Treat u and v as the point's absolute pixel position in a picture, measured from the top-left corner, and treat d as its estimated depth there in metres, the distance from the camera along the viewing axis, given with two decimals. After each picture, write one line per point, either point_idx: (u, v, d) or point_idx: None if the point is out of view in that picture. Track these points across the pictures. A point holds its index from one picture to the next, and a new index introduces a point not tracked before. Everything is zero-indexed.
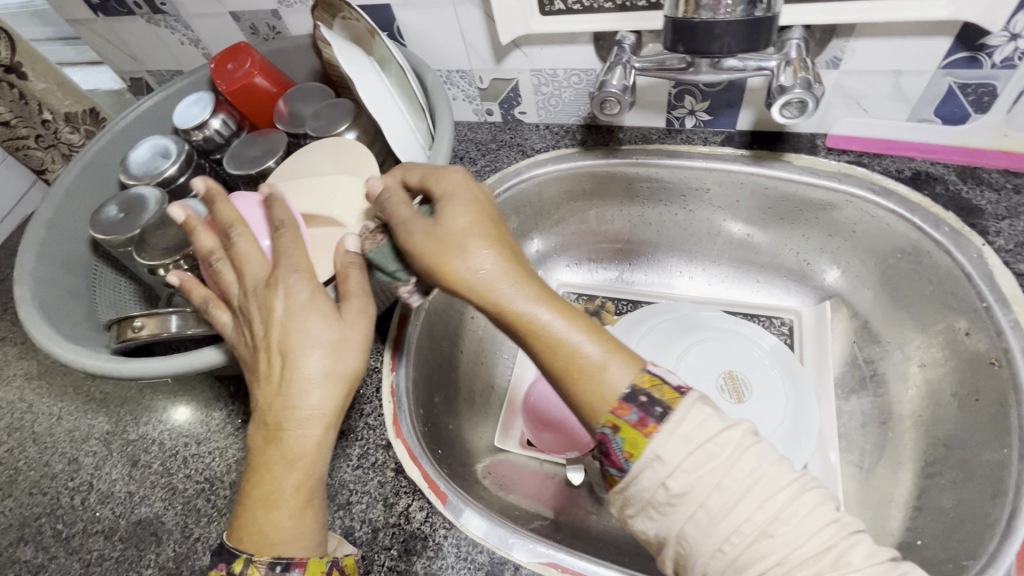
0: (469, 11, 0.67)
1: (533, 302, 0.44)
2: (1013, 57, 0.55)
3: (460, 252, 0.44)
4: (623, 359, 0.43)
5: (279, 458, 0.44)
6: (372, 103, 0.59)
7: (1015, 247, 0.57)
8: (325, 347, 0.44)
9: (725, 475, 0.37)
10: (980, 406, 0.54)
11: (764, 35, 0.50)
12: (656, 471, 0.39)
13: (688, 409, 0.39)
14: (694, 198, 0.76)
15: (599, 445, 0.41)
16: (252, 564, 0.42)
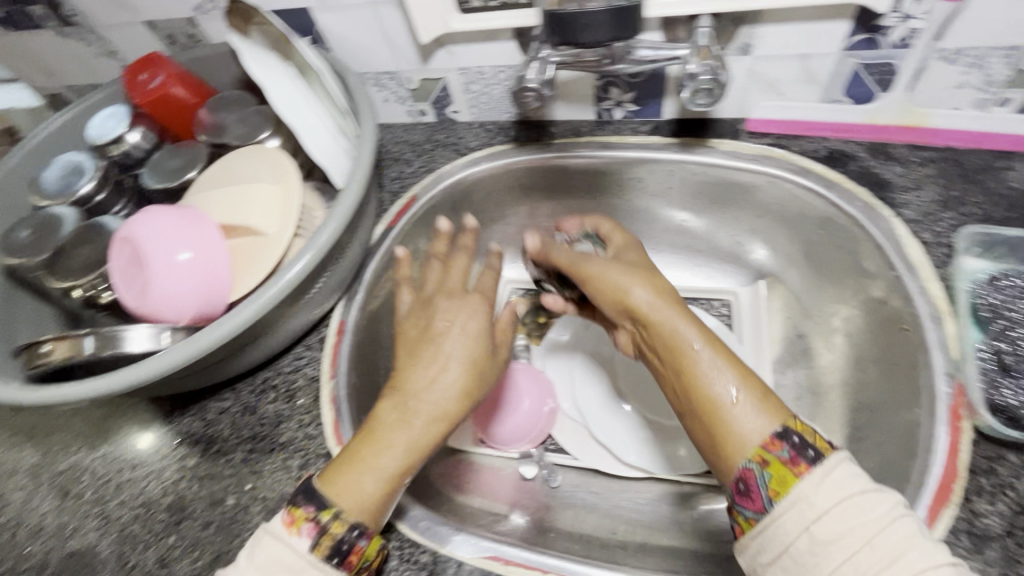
0: (388, 13, 0.67)
1: (699, 341, 0.49)
2: (907, 38, 0.58)
3: (631, 283, 0.55)
4: (770, 409, 0.44)
5: (405, 432, 0.50)
6: (289, 115, 0.58)
7: (922, 217, 0.60)
8: (467, 347, 0.54)
9: (880, 532, 0.37)
10: (897, 370, 0.56)
11: (632, 24, 0.54)
12: (806, 513, 0.39)
13: (838, 461, 0.40)
14: (630, 188, 0.77)
15: (741, 481, 0.42)
16: (338, 518, 0.45)
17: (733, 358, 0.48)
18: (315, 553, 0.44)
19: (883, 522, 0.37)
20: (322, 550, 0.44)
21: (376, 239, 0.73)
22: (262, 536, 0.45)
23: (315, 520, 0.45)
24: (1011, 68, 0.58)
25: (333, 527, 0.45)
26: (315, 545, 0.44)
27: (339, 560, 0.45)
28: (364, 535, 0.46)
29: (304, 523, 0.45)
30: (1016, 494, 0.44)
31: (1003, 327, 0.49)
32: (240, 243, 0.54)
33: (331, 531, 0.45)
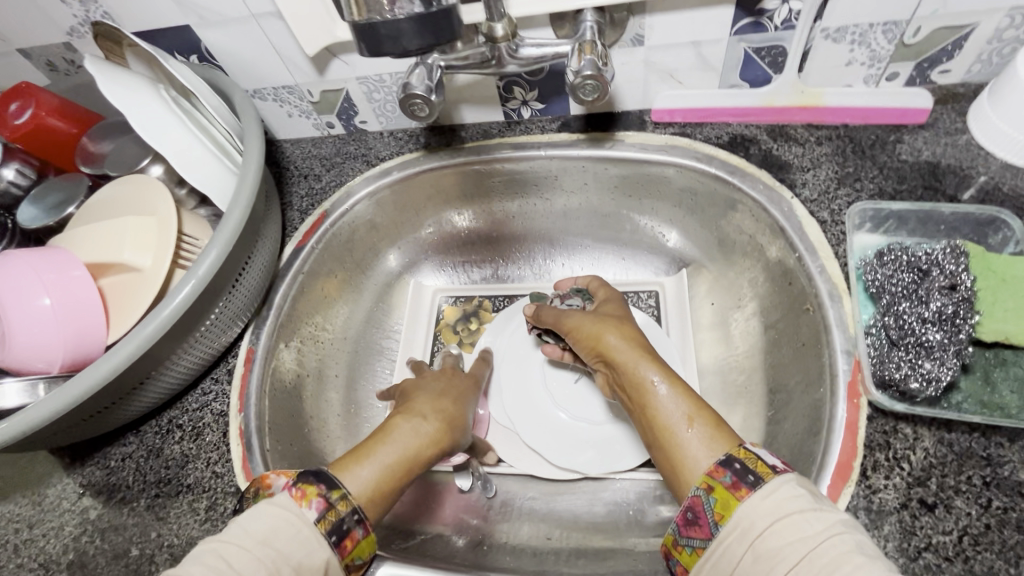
0: (270, 26, 0.63)
1: (660, 378, 0.51)
2: (790, 19, 0.57)
3: (605, 326, 0.58)
4: (721, 438, 0.46)
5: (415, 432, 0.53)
6: (163, 140, 0.56)
7: (819, 196, 0.60)
8: (451, 397, 0.61)
9: (813, 549, 0.37)
10: (805, 350, 0.57)
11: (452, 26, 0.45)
12: (747, 535, 0.39)
13: (781, 484, 0.40)
14: (548, 187, 0.76)
15: (689, 509, 0.43)
16: (345, 497, 0.45)
17: (691, 392, 0.50)
18: (319, 526, 0.43)
19: (821, 536, 0.37)
20: (325, 525, 0.44)
21: (285, 261, 0.70)
22: (268, 506, 0.43)
23: (325, 496, 0.44)
24: (891, 42, 0.59)
25: (339, 505, 0.45)
26: (320, 518, 0.44)
27: (337, 541, 0.44)
28: (362, 523, 0.46)
29: (314, 497, 0.44)
30: (909, 466, 0.45)
31: (890, 301, 0.49)
32: (123, 282, 0.53)
33: (337, 509, 0.44)
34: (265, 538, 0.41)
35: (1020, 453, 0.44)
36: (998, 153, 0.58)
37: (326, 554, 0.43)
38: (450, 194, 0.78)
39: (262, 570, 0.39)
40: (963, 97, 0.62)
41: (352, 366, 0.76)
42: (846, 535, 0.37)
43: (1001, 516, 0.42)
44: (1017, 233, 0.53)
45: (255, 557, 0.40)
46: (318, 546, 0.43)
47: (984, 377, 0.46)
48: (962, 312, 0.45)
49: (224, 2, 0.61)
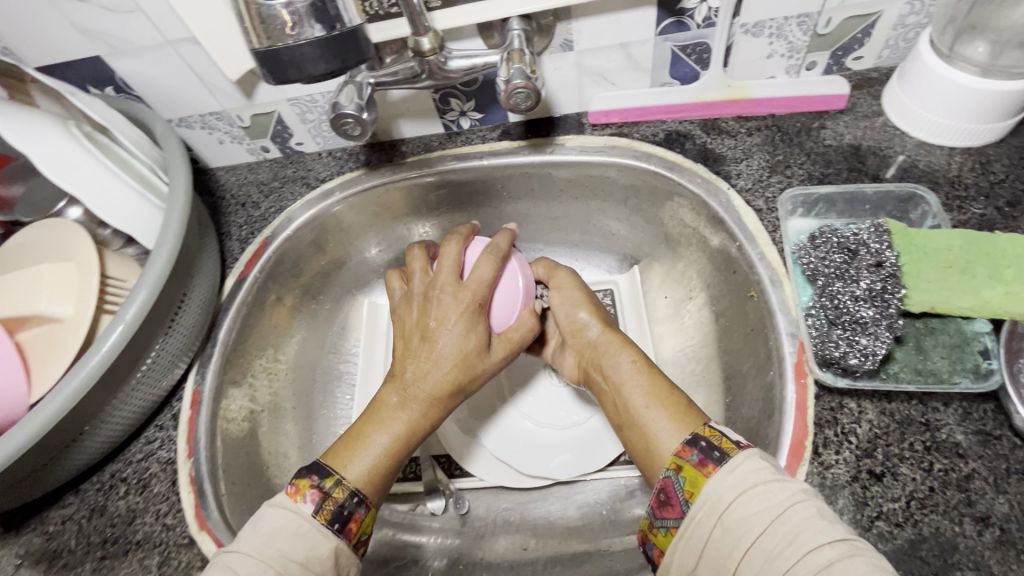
0: (187, 51, 0.60)
1: (630, 364, 0.55)
2: (710, 16, 0.59)
3: (579, 303, 0.61)
4: (687, 421, 0.47)
5: (407, 411, 0.54)
6: (85, 188, 0.54)
7: (754, 184, 0.62)
8: (455, 330, 0.54)
9: (778, 517, 0.37)
10: (753, 335, 0.58)
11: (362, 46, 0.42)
12: (715, 509, 0.40)
13: (743, 459, 0.41)
14: (496, 196, 0.76)
15: (662, 490, 0.44)
16: (339, 484, 0.49)
17: (659, 380, 0.52)
18: (318, 517, 0.47)
19: (785, 503, 0.38)
20: (324, 515, 0.47)
21: (227, 294, 0.67)
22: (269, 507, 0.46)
23: (319, 487, 0.48)
24: (806, 33, 0.61)
25: (334, 492, 0.48)
26: (318, 509, 0.47)
27: (340, 527, 0.47)
28: (362, 503, 0.49)
29: (307, 490, 0.48)
30: (856, 440, 0.47)
31: (824, 283, 0.51)
32: (50, 334, 0.51)
33: (333, 497, 0.48)
34: (264, 540, 0.44)
35: (954, 415, 0.46)
36: (912, 132, 0.61)
37: (331, 541, 0.46)
38: (396, 210, 0.77)
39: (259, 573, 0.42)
40: (876, 82, 0.65)
41: (310, 394, 0.74)
42: (808, 501, 0.38)
43: (942, 477, 0.44)
44: (935, 207, 0.56)
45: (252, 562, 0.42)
46: (321, 535, 0.46)
47: (917, 346, 0.48)
48: (890, 287, 0.47)
49: (134, 29, 0.58)
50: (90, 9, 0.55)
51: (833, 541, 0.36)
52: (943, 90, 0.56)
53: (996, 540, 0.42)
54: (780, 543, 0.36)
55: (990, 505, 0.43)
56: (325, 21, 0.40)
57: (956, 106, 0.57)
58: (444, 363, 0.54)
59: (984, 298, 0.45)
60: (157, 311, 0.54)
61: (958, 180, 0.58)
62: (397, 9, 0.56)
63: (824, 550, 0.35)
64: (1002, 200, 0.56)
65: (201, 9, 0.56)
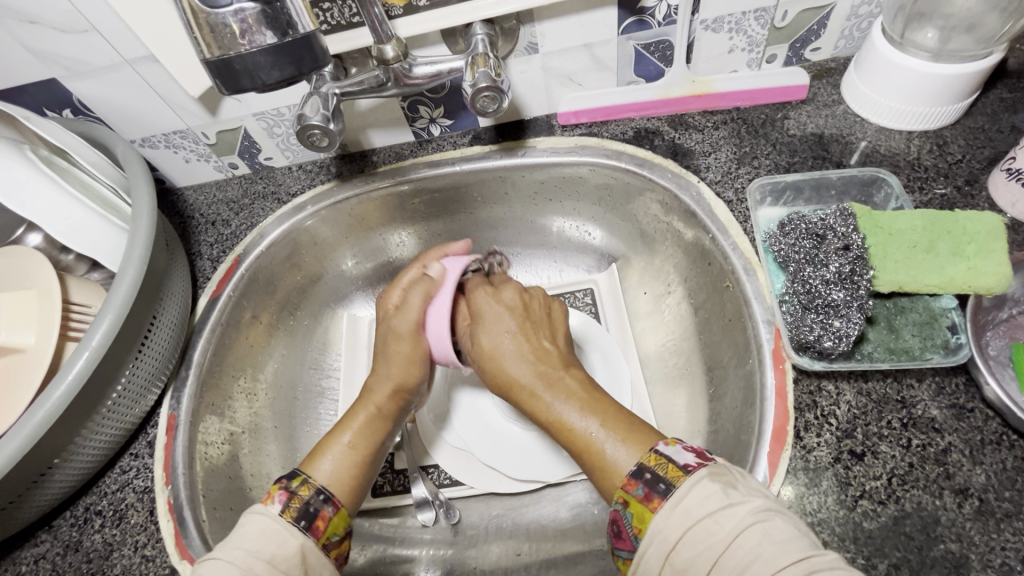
0: (146, 69, 0.59)
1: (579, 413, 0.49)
2: (670, 14, 0.60)
3: (519, 355, 0.54)
4: (635, 440, 0.46)
5: (366, 409, 0.56)
6: (47, 215, 0.55)
7: (723, 176, 0.63)
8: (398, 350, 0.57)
9: (728, 547, 0.37)
10: (731, 324, 0.59)
11: (311, 55, 0.41)
12: (663, 546, 0.39)
13: (689, 488, 0.40)
14: (470, 202, 0.76)
15: (613, 523, 0.43)
16: (304, 482, 0.50)
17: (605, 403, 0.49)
18: (284, 516, 0.47)
19: (734, 532, 0.37)
20: (290, 513, 0.48)
21: (200, 315, 0.66)
22: (252, 516, 0.47)
23: (287, 488, 0.49)
24: (764, 27, 0.62)
25: (301, 490, 0.49)
26: (285, 508, 0.48)
27: (307, 524, 0.48)
28: (329, 502, 0.50)
29: (276, 492, 0.49)
30: (836, 421, 0.48)
31: (796, 268, 0.51)
32: (9, 366, 0.50)
33: (299, 495, 0.49)
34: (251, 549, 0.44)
35: (928, 391, 0.47)
36: (872, 118, 0.63)
37: (298, 539, 0.46)
38: (371, 221, 0.76)
39: (239, 572, 0.42)
40: (835, 71, 0.67)
41: (292, 412, 0.72)
42: None
43: (921, 453, 0.45)
44: (897, 190, 0.58)
45: (233, 563, 0.43)
46: (288, 533, 0.46)
47: (888, 326, 0.49)
48: (859, 269, 0.48)
49: (90, 50, 0.56)
50: (41, 30, 0.54)
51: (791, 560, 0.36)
52: (898, 76, 0.58)
53: (976, 511, 0.43)
54: None
55: (968, 476, 0.44)
56: (276, 28, 0.39)
57: (911, 91, 0.58)
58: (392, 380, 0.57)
59: (949, 275, 0.46)
60: (127, 336, 0.53)
61: (918, 162, 0.60)
62: (358, 18, 0.56)
63: (798, 565, 0.35)
64: (960, 179, 0.58)
65: (157, 26, 0.54)
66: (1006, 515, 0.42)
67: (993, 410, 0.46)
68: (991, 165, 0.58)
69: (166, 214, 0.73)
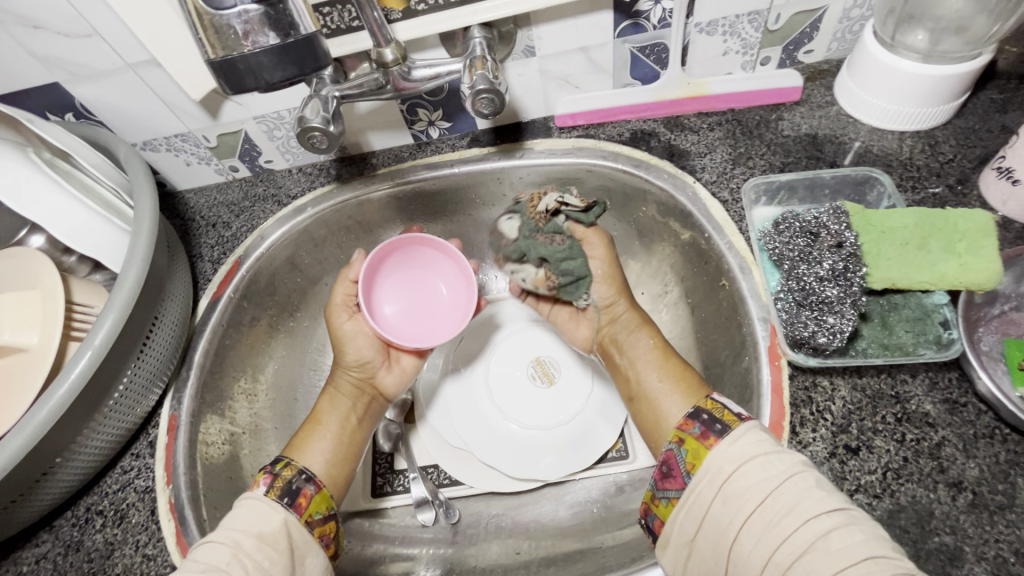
0: (147, 73, 0.59)
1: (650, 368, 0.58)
2: (665, 18, 0.61)
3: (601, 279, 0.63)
4: (692, 395, 0.53)
5: (330, 394, 0.61)
6: (50, 218, 0.55)
7: (718, 177, 0.64)
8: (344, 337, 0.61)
9: (777, 487, 0.39)
10: (728, 323, 0.60)
11: (315, 56, 0.42)
12: (715, 479, 0.42)
13: (745, 431, 0.43)
14: (469, 204, 0.76)
15: (665, 462, 0.46)
16: (285, 464, 0.52)
17: (677, 367, 0.57)
18: (269, 495, 0.49)
19: (785, 474, 0.40)
20: (274, 492, 0.50)
21: (201, 316, 0.66)
22: (242, 501, 0.48)
23: (271, 472, 0.51)
24: (757, 30, 0.63)
25: (284, 471, 0.52)
26: (269, 487, 0.50)
27: (291, 501, 0.50)
28: (311, 481, 0.52)
29: (259, 475, 0.51)
30: (831, 417, 0.48)
31: (790, 266, 0.52)
32: (13, 366, 0.50)
33: (283, 476, 0.51)
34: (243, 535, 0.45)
35: (922, 386, 0.48)
36: (865, 119, 0.64)
37: (282, 515, 0.48)
38: (371, 223, 0.76)
39: (227, 550, 0.43)
40: (828, 73, 0.68)
41: (292, 413, 0.72)
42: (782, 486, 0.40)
43: (915, 447, 0.46)
44: (889, 188, 0.59)
45: (222, 541, 0.44)
46: (273, 509, 0.48)
47: (881, 323, 0.50)
48: (852, 266, 0.48)
49: (92, 54, 0.57)
50: (44, 35, 0.55)
51: (804, 525, 0.37)
52: (889, 77, 0.59)
53: (970, 504, 0.43)
54: (778, 514, 0.38)
55: (962, 470, 0.44)
56: (279, 29, 0.39)
57: (902, 92, 0.59)
58: (342, 367, 0.62)
59: (940, 272, 0.47)
60: (128, 336, 0.53)
61: (910, 162, 0.61)
62: (358, 22, 0.57)
63: (820, 520, 0.37)
64: (952, 178, 0.59)
65: (159, 31, 0.55)
66: (1000, 508, 0.43)
67: (986, 404, 0.46)
68: (982, 165, 0.59)
69: (167, 216, 0.74)
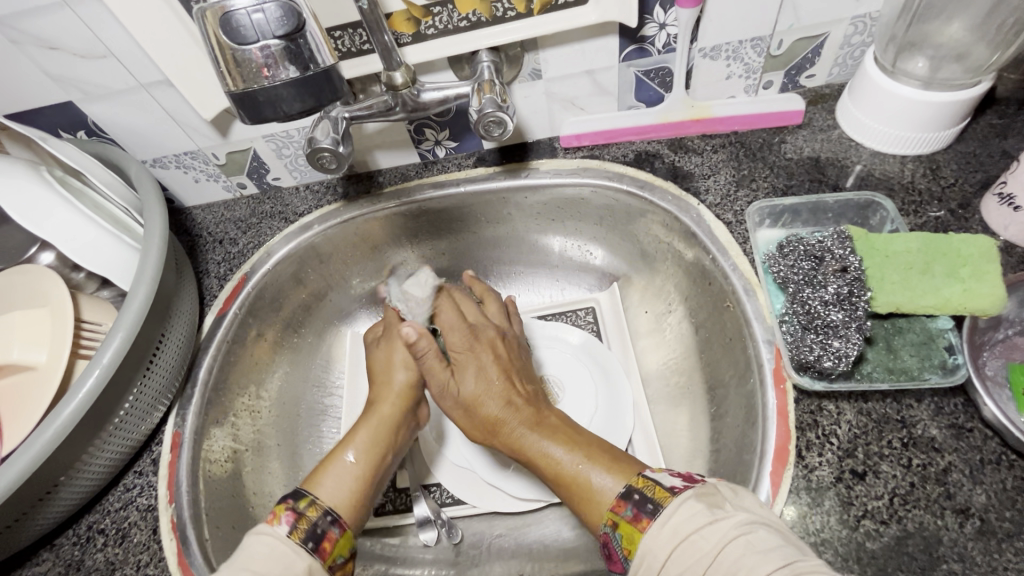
0: (161, 93, 0.60)
1: (579, 458, 0.49)
2: (669, 43, 0.62)
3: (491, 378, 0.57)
4: (620, 470, 0.48)
5: (369, 424, 0.58)
6: (64, 237, 0.56)
7: (722, 199, 0.65)
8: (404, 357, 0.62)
9: (713, 562, 0.38)
10: (733, 344, 0.60)
11: (329, 87, 0.43)
12: (653, 565, 0.41)
13: (676, 508, 0.42)
14: (474, 222, 0.77)
15: (605, 546, 0.45)
16: (313, 504, 0.50)
17: (593, 447, 0.50)
18: (293, 537, 0.48)
19: (718, 546, 0.39)
20: (298, 534, 0.48)
21: (206, 333, 0.66)
22: (258, 537, 0.47)
23: (293, 508, 0.49)
24: (760, 55, 0.64)
25: (309, 511, 0.50)
26: (293, 529, 0.48)
27: (315, 545, 0.48)
28: (337, 523, 0.50)
29: (283, 513, 0.49)
30: (838, 441, 0.48)
31: (795, 289, 0.53)
32: (23, 382, 0.51)
33: (307, 516, 0.49)
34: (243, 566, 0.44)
35: (928, 410, 0.48)
36: (867, 143, 0.65)
37: (306, 559, 0.46)
38: (376, 240, 0.77)
39: None
40: (830, 97, 0.69)
41: (294, 431, 0.72)
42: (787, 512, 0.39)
43: (922, 472, 0.46)
44: (892, 213, 0.59)
45: None
46: (296, 553, 0.47)
47: (887, 346, 0.50)
48: (856, 291, 0.48)
49: (106, 74, 0.58)
50: (60, 55, 0.56)
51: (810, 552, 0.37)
52: (890, 103, 0.60)
53: (978, 531, 0.43)
54: None
55: (969, 496, 0.44)
56: (299, 62, 0.40)
57: (903, 118, 0.60)
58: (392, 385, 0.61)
59: (944, 297, 0.47)
60: (135, 355, 0.53)
61: (912, 186, 0.61)
62: (368, 46, 0.58)
63: None
64: (954, 203, 0.59)
65: (173, 53, 0.56)
66: (1008, 536, 0.42)
67: (992, 429, 0.46)
68: (983, 189, 0.60)
69: (175, 232, 0.74)
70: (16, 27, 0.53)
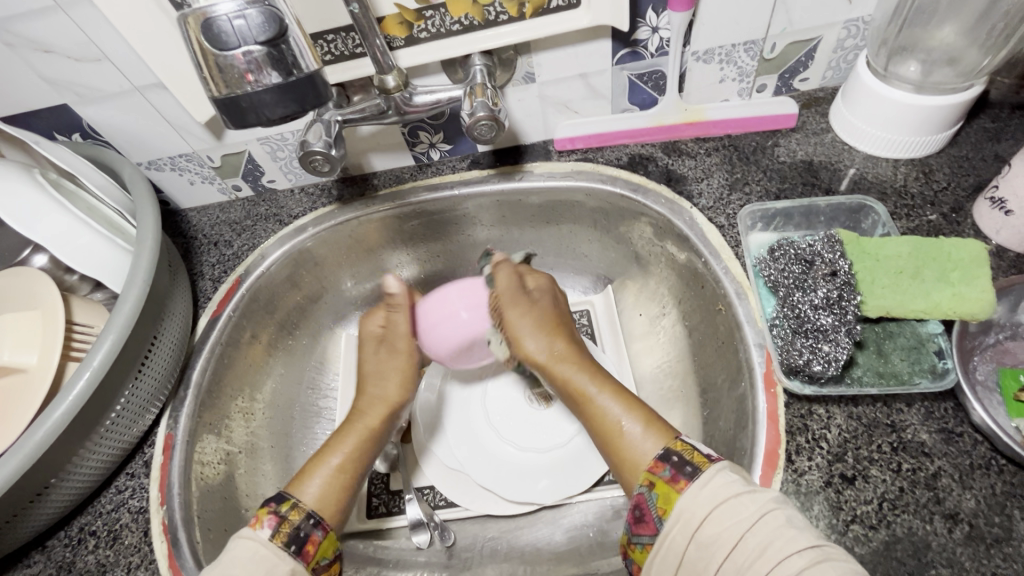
0: (155, 95, 0.61)
1: (622, 414, 0.49)
2: (662, 46, 0.62)
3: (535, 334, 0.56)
4: (660, 431, 0.47)
5: (356, 431, 0.55)
6: (58, 244, 0.56)
7: (715, 203, 0.65)
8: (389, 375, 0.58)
9: (749, 530, 0.38)
10: (724, 347, 0.60)
11: (313, 92, 0.43)
12: (689, 525, 0.40)
13: (715, 473, 0.42)
14: (468, 224, 0.77)
15: (637, 506, 0.44)
16: (296, 507, 0.49)
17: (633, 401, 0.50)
18: (274, 541, 0.46)
19: (755, 516, 0.39)
20: (281, 538, 0.47)
21: (200, 334, 0.66)
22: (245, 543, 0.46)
23: (276, 511, 0.48)
24: (753, 58, 0.64)
25: (292, 515, 0.48)
26: (275, 532, 0.47)
27: (297, 549, 0.46)
28: (320, 526, 0.48)
29: (265, 516, 0.48)
30: (827, 445, 0.48)
31: (785, 293, 0.53)
32: (12, 385, 0.51)
33: (290, 520, 0.48)
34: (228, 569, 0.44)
35: (917, 415, 0.48)
36: (860, 147, 0.65)
37: (287, 564, 0.45)
38: (371, 243, 0.77)
39: None
40: (823, 101, 0.69)
41: (287, 433, 0.72)
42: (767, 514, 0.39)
43: (911, 477, 0.46)
44: (883, 217, 0.59)
45: None
46: (279, 558, 0.45)
47: (876, 350, 0.50)
48: (846, 295, 0.49)
49: (101, 77, 0.58)
50: (53, 58, 0.56)
51: (801, 550, 0.37)
52: (883, 107, 0.60)
53: (967, 536, 0.43)
54: (751, 555, 0.38)
55: (958, 501, 0.44)
56: (282, 69, 0.40)
57: (896, 122, 0.60)
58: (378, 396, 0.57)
59: (934, 300, 0.47)
60: (128, 356, 0.54)
61: (905, 190, 0.61)
62: (361, 49, 0.58)
63: (793, 560, 0.36)
64: (947, 207, 0.59)
65: (166, 55, 0.56)
66: (997, 541, 0.42)
67: (981, 434, 0.46)
68: (976, 193, 0.60)
69: (170, 234, 0.75)
70: (10, 29, 0.53)
